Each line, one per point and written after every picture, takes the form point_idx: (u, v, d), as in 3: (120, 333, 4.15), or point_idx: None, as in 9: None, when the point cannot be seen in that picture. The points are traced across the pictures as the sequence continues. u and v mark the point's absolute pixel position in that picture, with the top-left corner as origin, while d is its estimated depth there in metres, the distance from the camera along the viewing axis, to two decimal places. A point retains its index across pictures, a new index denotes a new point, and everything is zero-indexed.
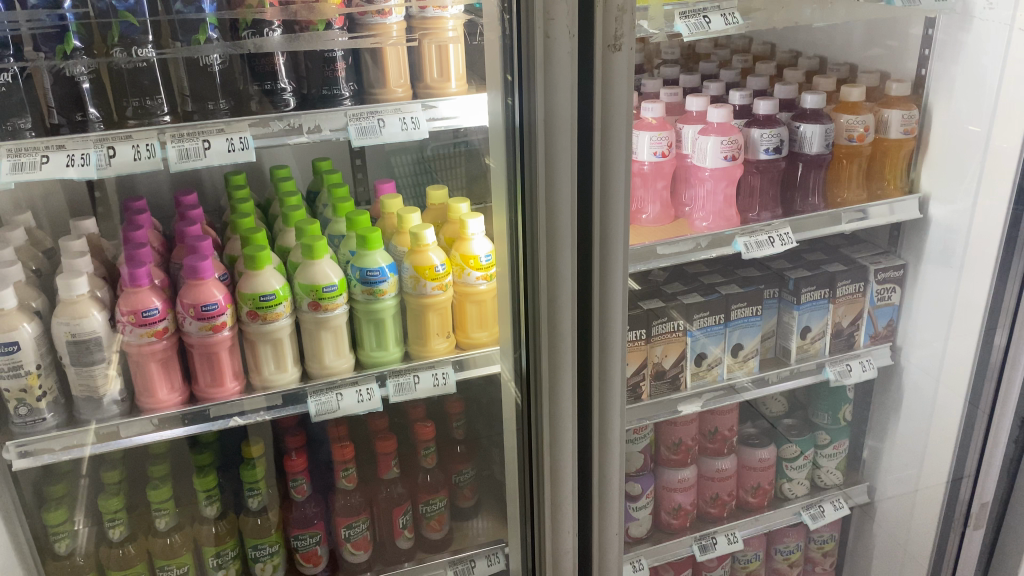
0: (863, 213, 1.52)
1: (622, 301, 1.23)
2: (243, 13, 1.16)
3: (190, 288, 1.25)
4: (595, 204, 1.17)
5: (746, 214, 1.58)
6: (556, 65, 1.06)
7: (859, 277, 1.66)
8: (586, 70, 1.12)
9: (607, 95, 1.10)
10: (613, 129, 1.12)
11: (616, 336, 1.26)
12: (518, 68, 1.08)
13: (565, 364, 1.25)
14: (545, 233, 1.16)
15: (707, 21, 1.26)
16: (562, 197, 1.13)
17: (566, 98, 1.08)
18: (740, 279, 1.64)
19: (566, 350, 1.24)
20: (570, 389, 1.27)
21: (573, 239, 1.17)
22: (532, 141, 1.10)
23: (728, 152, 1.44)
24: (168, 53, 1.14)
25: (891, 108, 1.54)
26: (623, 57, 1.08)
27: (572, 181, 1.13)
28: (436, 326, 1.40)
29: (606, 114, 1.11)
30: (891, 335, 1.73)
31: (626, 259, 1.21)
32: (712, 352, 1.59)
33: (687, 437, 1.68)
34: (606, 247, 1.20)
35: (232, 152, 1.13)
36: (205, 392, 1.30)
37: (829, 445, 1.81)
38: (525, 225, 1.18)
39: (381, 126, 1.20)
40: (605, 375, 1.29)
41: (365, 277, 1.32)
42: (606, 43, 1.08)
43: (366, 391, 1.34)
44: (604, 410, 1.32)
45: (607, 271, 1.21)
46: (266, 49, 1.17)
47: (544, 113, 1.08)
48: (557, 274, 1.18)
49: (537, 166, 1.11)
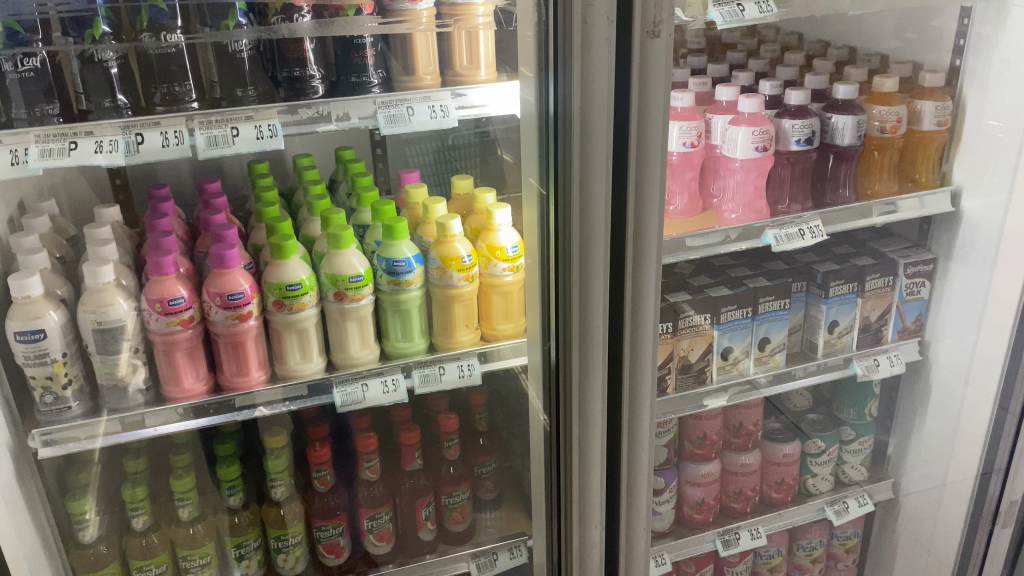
0: (892, 205, 1.50)
1: (654, 293, 1.22)
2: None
3: (217, 278, 1.24)
4: (628, 195, 1.15)
5: (775, 207, 1.53)
6: (594, 52, 1.03)
7: (888, 271, 1.64)
8: (623, 58, 1.10)
9: (645, 83, 1.07)
10: (650, 118, 1.10)
11: (647, 330, 1.25)
12: (555, 55, 1.06)
13: (596, 359, 1.23)
14: (578, 225, 1.14)
15: (742, 9, 1.23)
16: (597, 187, 1.11)
17: (603, 86, 1.06)
18: (767, 273, 1.62)
19: (598, 344, 1.22)
20: (601, 383, 1.25)
21: (606, 229, 1.15)
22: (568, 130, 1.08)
23: (757, 143, 1.42)
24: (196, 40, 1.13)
25: (924, 99, 1.51)
26: (662, 45, 1.06)
27: (607, 171, 1.11)
28: (462, 318, 1.38)
29: (643, 103, 1.09)
30: (920, 330, 1.71)
31: (660, 251, 1.19)
32: (738, 347, 1.58)
33: (711, 432, 1.66)
34: (638, 239, 1.18)
35: (261, 140, 1.13)
36: (230, 381, 1.29)
37: (853, 441, 1.78)
38: (559, 216, 1.16)
39: (409, 114, 1.18)
40: (636, 367, 1.28)
41: (390, 267, 1.31)
42: (644, 29, 1.05)
43: (392, 381, 1.33)
44: (634, 403, 1.31)
45: (640, 261, 1.20)
46: (297, 34, 1.16)
47: (580, 102, 1.06)
48: (591, 267, 1.16)
49: (572, 156, 1.09)
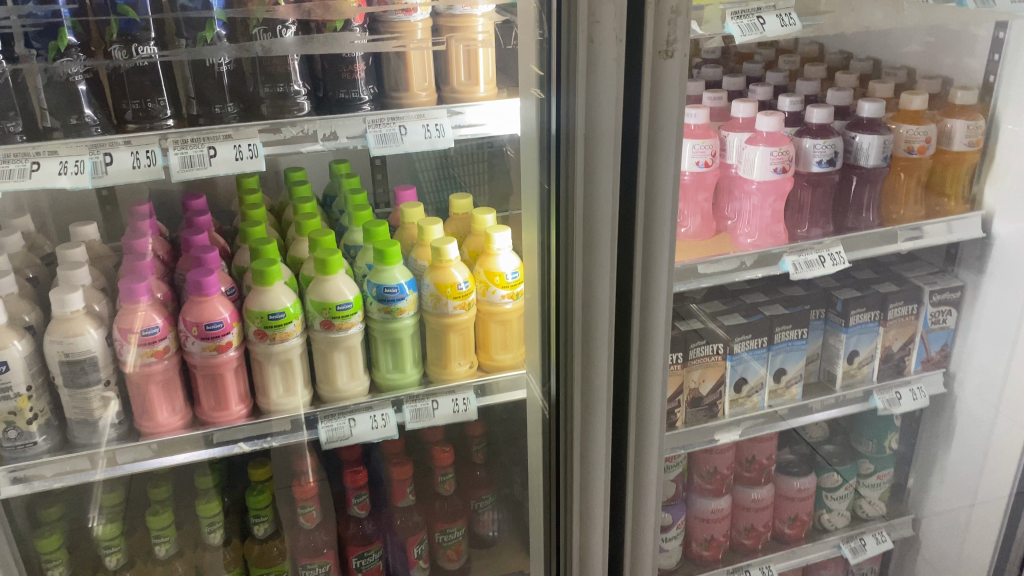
0: (918, 230, 1.41)
1: (663, 331, 1.13)
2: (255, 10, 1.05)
3: (194, 306, 1.16)
4: (637, 227, 1.06)
5: (794, 231, 1.44)
6: (600, 74, 0.94)
7: (912, 298, 1.54)
8: (632, 79, 1.01)
9: (656, 107, 0.98)
10: (661, 145, 1.01)
11: (656, 369, 1.16)
12: (558, 76, 0.97)
13: (600, 401, 1.14)
14: (581, 259, 1.05)
15: (762, 22, 1.15)
16: (602, 220, 1.02)
17: (610, 111, 0.96)
18: (784, 299, 1.53)
19: (601, 386, 1.13)
20: (605, 427, 1.16)
21: (612, 264, 1.06)
22: (571, 158, 0.99)
23: (777, 165, 1.33)
24: (172, 57, 1.03)
25: (954, 118, 1.42)
26: (676, 65, 0.96)
27: (614, 202, 1.02)
28: (457, 348, 1.30)
29: (654, 129, 0.99)
30: (944, 361, 1.61)
31: (670, 286, 1.10)
32: (753, 378, 1.48)
33: (722, 466, 1.57)
34: (647, 273, 1.09)
35: (240, 161, 1.04)
36: (209, 416, 1.21)
37: (872, 475, 1.69)
38: (560, 249, 1.07)
39: (403, 133, 1.10)
40: (642, 409, 1.19)
41: (381, 294, 1.23)
42: (656, 48, 0.96)
43: (381, 416, 1.24)
44: (641, 445, 1.22)
45: (649, 296, 1.10)
46: (278, 51, 1.06)
47: (585, 128, 0.97)
48: (594, 303, 1.07)
49: (575, 186, 1.00)
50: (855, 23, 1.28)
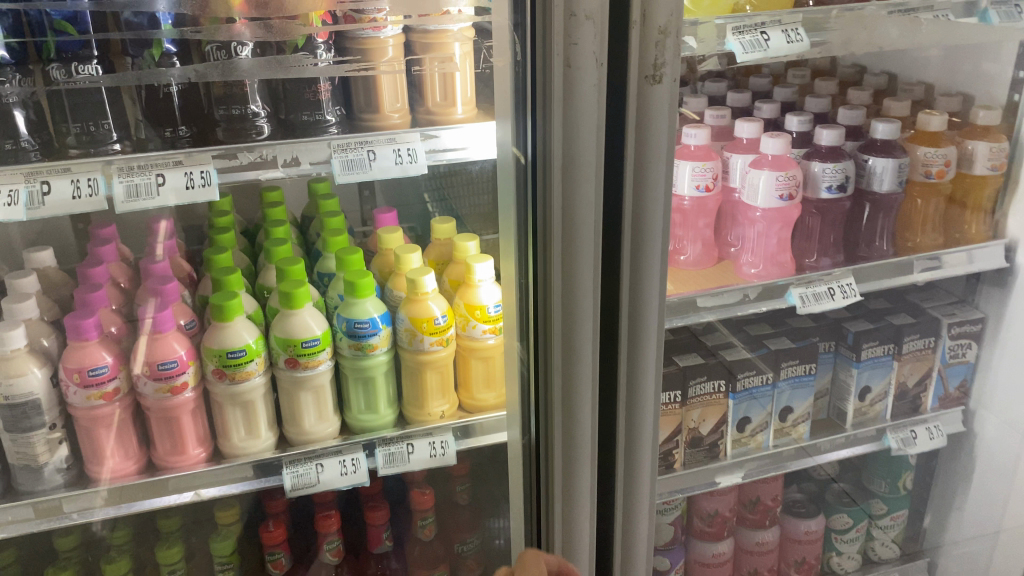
0: (936, 261, 1.31)
1: (654, 384, 1.02)
2: (212, 31, 0.93)
3: (148, 343, 1.07)
4: (621, 269, 0.95)
5: (801, 261, 1.34)
6: (578, 101, 0.85)
7: (929, 330, 1.44)
8: (619, 107, 0.91)
9: (643, 138, 0.88)
10: (648, 181, 0.91)
11: (646, 425, 1.05)
12: (534, 102, 0.88)
13: (583, 454, 1.05)
14: (560, 302, 0.96)
15: (766, 38, 1.05)
16: (583, 260, 0.93)
17: (590, 142, 0.87)
18: (791, 331, 1.43)
19: (584, 438, 1.03)
20: (589, 480, 1.07)
21: (594, 308, 0.96)
22: (548, 192, 0.90)
23: (783, 190, 1.22)
24: (119, 81, 0.93)
25: (976, 139, 1.31)
26: (664, 91, 0.86)
27: (596, 240, 0.93)
28: (435, 387, 1.20)
29: (640, 162, 0.90)
30: (963, 397, 1.51)
31: (660, 336, 0.99)
32: (756, 417, 1.39)
33: (724, 508, 1.47)
34: (634, 322, 0.98)
35: (191, 189, 0.96)
36: (164, 461, 1.13)
37: (885, 516, 1.58)
38: (539, 289, 0.98)
39: (371, 159, 1.00)
40: (631, 466, 1.08)
41: (352, 329, 1.14)
42: (642, 73, 0.86)
43: (352, 461, 1.15)
44: (630, 506, 1.11)
45: (636, 347, 0.99)
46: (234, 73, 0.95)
47: (562, 161, 0.88)
48: (575, 349, 0.98)
49: (553, 222, 0.91)
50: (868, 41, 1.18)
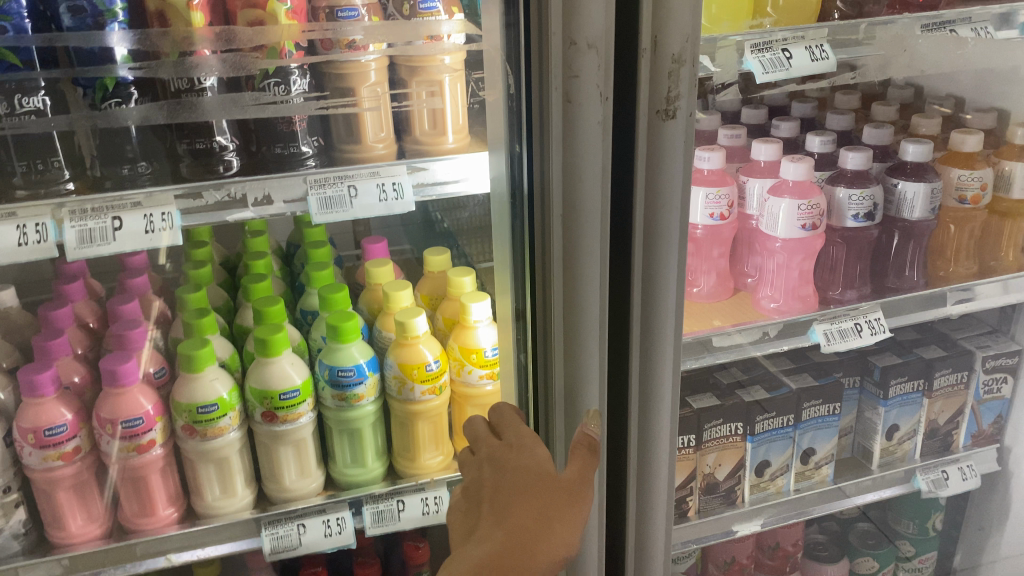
0: (969, 292, 1.20)
1: (667, 451, 0.91)
2: (158, 68, 0.82)
3: (109, 399, 0.97)
4: (631, 327, 0.85)
5: (825, 293, 1.24)
6: (580, 140, 0.75)
7: (962, 365, 1.34)
8: (625, 145, 0.81)
9: (654, 182, 0.78)
10: (661, 229, 0.80)
11: (659, 498, 0.94)
12: (530, 142, 0.78)
13: (590, 533, 0.92)
14: (563, 363, 0.85)
15: (787, 57, 0.94)
16: (588, 317, 0.82)
17: (595, 184, 0.77)
18: (813, 366, 1.33)
19: (592, 516, 0.91)
20: (596, 558, 0.95)
21: (601, 370, 0.86)
22: (547, 241, 0.80)
23: (805, 220, 1.12)
24: (69, 119, 0.81)
25: (1013, 159, 1.21)
26: (679, 128, 0.76)
27: (601, 294, 0.82)
28: (427, 438, 1.11)
29: (652, 208, 0.79)
30: (998, 434, 1.40)
31: (675, 401, 0.89)
32: (776, 461, 1.28)
33: (742, 555, 1.37)
34: (646, 385, 0.88)
35: (152, 234, 0.85)
36: (132, 523, 1.03)
37: (913, 559, 1.48)
38: (538, 347, 0.88)
39: (351, 197, 0.90)
40: (643, 540, 0.97)
41: (335, 378, 1.04)
42: (653, 107, 0.76)
43: (336, 521, 1.05)
44: None
45: (649, 409, 0.89)
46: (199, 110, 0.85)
47: (562, 207, 0.78)
48: (579, 414, 0.87)
49: (553, 274, 0.81)
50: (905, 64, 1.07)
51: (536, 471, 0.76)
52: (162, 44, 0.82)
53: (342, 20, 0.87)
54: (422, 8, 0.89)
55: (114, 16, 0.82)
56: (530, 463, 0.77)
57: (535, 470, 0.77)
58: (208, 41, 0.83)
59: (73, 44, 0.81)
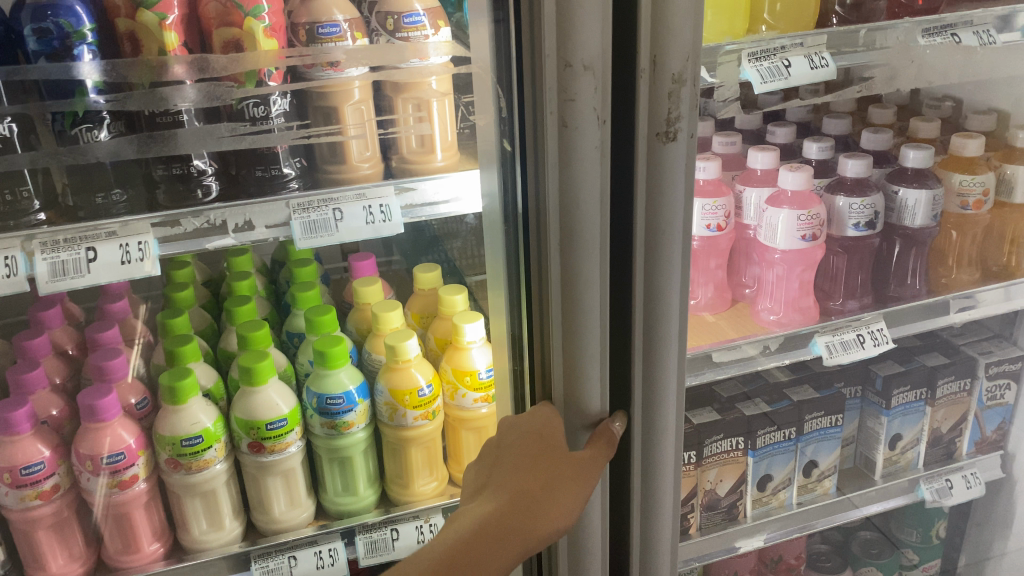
0: (971, 299, 1.17)
1: (671, 478, 0.88)
2: (129, 99, 0.78)
3: (88, 434, 0.93)
4: (632, 356, 0.82)
5: (826, 303, 1.22)
6: (577, 166, 0.71)
7: (965, 372, 1.31)
8: (624, 168, 0.78)
9: (655, 207, 0.75)
10: (662, 256, 0.77)
11: (663, 526, 0.91)
12: (524, 167, 0.75)
13: (593, 566, 0.90)
14: (562, 394, 0.82)
15: (787, 66, 0.91)
16: (588, 348, 0.79)
17: (593, 211, 0.74)
18: (814, 377, 1.30)
19: (594, 550, 0.88)
20: None
21: (601, 400, 0.83)
22: (544, 271, 0.77)
23: (805, 231, 1.09)
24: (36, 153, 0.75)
25: (1016, 163, 1.18)
26: (680, 150, 0.73)
27: (602, 323, 0.79)
28: (421, 464, 1.07)
29: (653, 234, 0.76)
30: (1001, 440, 1.38)
31: (679, 429, 0.86)
32: (778, 474, 1.26)
33: (744, 570, 1.34)
34: (648, 411, 0.85)
35: (128, 265, 0.81)
36: (116, 560, 0.99)
37: (916, 567, 1.46)
38: (536, 378, 0.84)
39: (337, 220, 0.86)
40: (647, 567, 0.94)
41: (323, 406, 1.00)
42: (653, 129, 0.72)
43: (328, 553, 1.01)
44: None
45: (652, 436, 0.86)
46: (176, 141, 0.79)
47: (559, 235, 0.74)
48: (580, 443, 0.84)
49: (551, 305, 0.77)
50: (916, 76, 1.02)
51: (546, 444, 0.79)
52: (134, 74, 0.78)
53: (322, 38, 0.83)
54: (406, 22, 0.86)
55: (82, 37, 0.78)
56: (542, 431, 0.80)
57: (547, 444, 0.80)
58: (184, 68, 0.78)
59: (38, 75, 0.77)
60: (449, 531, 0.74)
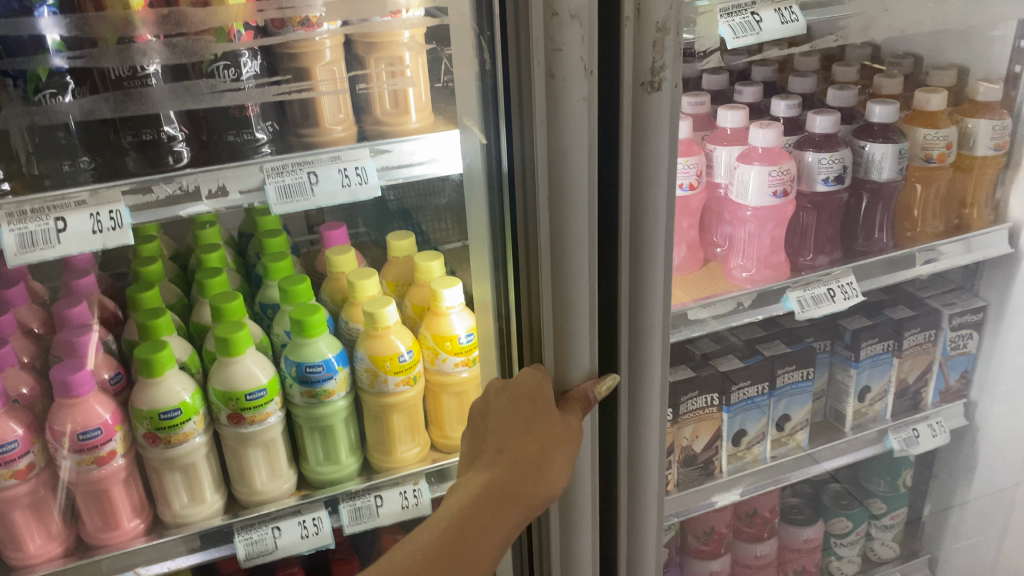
0: (935, 252, 1.20)
1: (658, 430, 0.89)
2: (100, 56, 0.75)
3: (62, 410, 0.91)
4: (619, 310, 0.82)
5: (796, 259, 1.24)
6: (565, 118, 0.71)
7: (929, 323, 1.35)
8: (609, 120, 0.78)
9: (640, 158, 0.75)
10: (648, 208, 0.77)
11: (650, 478, 0.93)
12: (510, 120, 0.74)
13: (583, 524, 0.91)
14: (552, 349, 0.82)
15: (757, 20, 0.91)
16: (577, 304, 0.79)
17: (582, 164, 0.73)
18: (785, 333, 1.32)
19: (584, 507, 0.89)
20: (590, 546, 0.93)
21: (590, 355, 0.83)
22: (533, 226, 0.77)
23: (775, 187, 1.11)
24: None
25: (977, 117, 1.21)
26: (665, 100, 0.73)
27: (590, 278, 0.79)
28: (403, 430, 1.07)
29: (637, 186, 0.77)
30: (964, 389, 1.43)
31: (664, 382, 0.87)
32: (752, 429, 1.28)
33: (721, 525, 1.37)
34: (636, 364, 0.85)
35: (98, 235, 0.79)
36: (95, 538, 0.98)
37: (884, 516, 1.50)
38: (524, 335, 0.84)
39: (312, 183, 0.85)
40: (635, 521, 0.95)
41: (303, 375, 0.99)
42: (638, 79, 0.72)
43: (312, 522, 1.01)
44: (633, 561, 0.98)
45: (640, 388, 0.87)
46: (152, 104, 0.78)
47: (548, 188, 0.74)
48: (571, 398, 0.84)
49: (540, 260, 0.77)
50: (889, 26, 0.98)
51: (539, 409, 0.80)
52: (101, 29, 0.74)
53: None
54: None
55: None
56: (532, 392, 0.81)
57: (539, 408, 0.80)
58: (151, 25, 0.75)
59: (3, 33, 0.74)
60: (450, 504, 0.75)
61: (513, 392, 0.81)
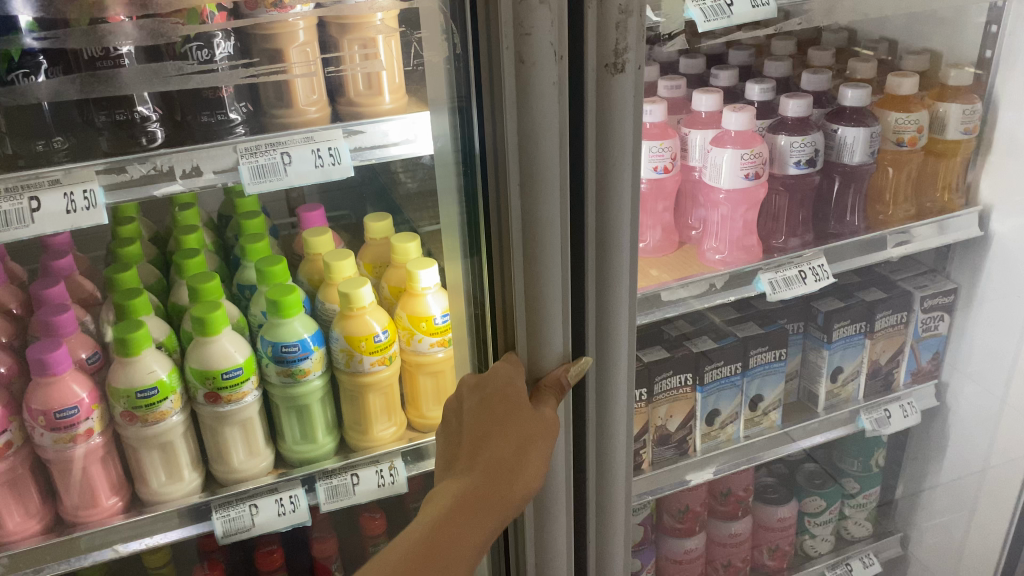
0: (907, 234, 1.22)
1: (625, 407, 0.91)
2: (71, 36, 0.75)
3: (40, 389, 0.92)
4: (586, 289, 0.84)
5: (769, 241, 1.25)
6: (535, 102, 0.72)
7: (901, 305, 1.37)
8: None
9: (605, 142, 0.77)
10: (614, 191, 0.79)
11: (618, 454, 0.94)
12: (479, 107, 0.75)
13: (556, 504, 0.92)
14: (524, 331, 0.83)
15: (728, 3, 0.92)
16: (550, 288, 0.81)
17: (551, 150, 0.75)
18: (758, 315, 1.34)
19: (556, 488, 0.91)
20: (563, 528, 0.94)
21: (563, 337, 0.85)
22: (505, 211, 0.78)
23: (748, 169, 1.12)
24: None
25: (948, 101, 1.23)
26: (627, 81, 0.75)
27: (562, 264, 0.81)
28: (379, 409, 1.09)
29: (603, 168, 0.78)
30: (936, 370, 1.45)
31: (630, 363, 0.89)
32: (725, 409, 1.30)
33: (695, 503, 1.39)
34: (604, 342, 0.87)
35: (73, 214, 0.80)
36: (73, 515, 0.99)
37: (858, 495, 1.52)
38: (497, 319, 0.85)
39: (285, 164, 0.86)
40: (604, 498, 0.97)
41: (279, 354, 1.00)
42: (601, 61, 0.74)
43: (289, 500, 1.02)
44: (602, 537, 1.00)
45: (607, 365, 0.88)
46: (121, 82, 0.78)
47: (519, 172, 0.75)
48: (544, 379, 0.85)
49: (513, 245, 0.78)
50: (854, 9, 1.01)
51: (513, 406, 0.81)
52: (70, 10, 0.76)
53: None
54: None
55: None
56: (505, 389, 0.82)
57: (512, 404, 0.81)
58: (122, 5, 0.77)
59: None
60: (427, 510, 0.76)
61: (486, 390, 0.82)
